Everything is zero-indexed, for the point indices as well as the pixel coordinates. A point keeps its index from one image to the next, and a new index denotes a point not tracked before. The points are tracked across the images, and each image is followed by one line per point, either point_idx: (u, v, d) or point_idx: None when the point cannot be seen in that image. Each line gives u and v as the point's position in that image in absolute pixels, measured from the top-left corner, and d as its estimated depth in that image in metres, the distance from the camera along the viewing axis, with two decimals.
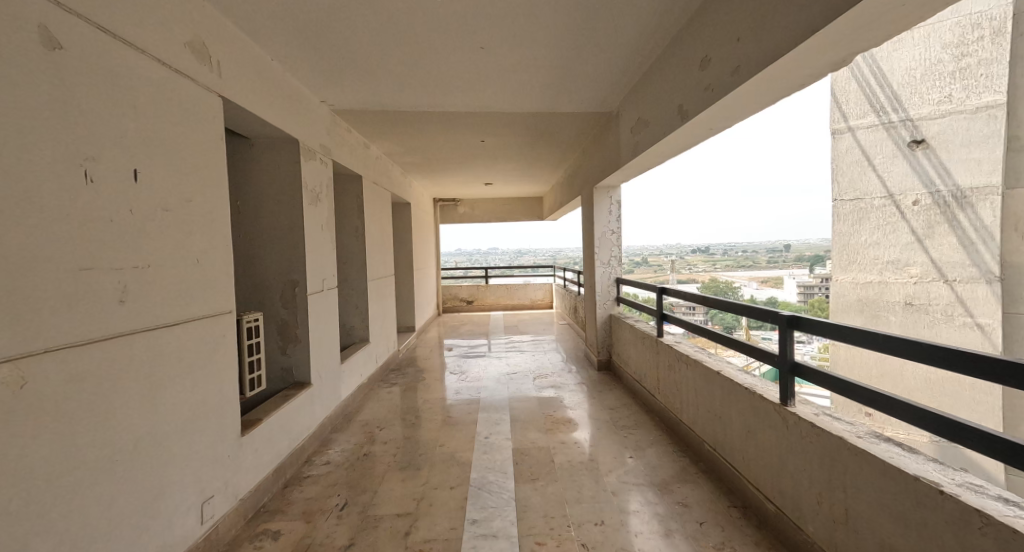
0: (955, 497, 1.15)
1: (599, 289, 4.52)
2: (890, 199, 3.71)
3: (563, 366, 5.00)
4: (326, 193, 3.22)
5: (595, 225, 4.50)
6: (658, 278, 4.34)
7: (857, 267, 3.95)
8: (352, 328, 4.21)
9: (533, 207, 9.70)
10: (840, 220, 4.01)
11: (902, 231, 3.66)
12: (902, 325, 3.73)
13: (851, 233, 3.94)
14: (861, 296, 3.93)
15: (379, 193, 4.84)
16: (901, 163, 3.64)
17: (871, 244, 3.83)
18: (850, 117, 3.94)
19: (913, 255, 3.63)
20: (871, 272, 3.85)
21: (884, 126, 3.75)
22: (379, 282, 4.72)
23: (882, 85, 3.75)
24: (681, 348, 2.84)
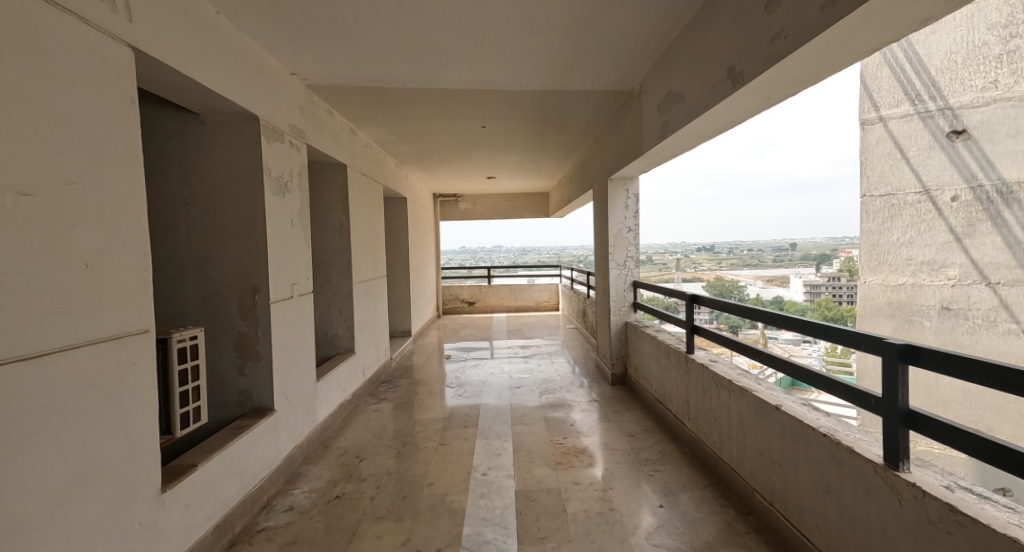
0: None
1: (613, 294, 4.04)
2: (926, 193, 3.56)
3: (571, 377, 4.53)
4: (297, 182, 2.75)
5: (609, 221, 4.02)
6: (663, 277, 3.99)
7: (888, 267, 3.82)
8: (336, 337, 3.76)
9: (540, 203, 9.26)
10: (869, 218, 3.94)
11: (938, 230, 3.50)
12: (937, 331, 3.55)
13: (881, 230, 3.85)
14: (892, 299, 3.81)
15: (369, 187, 4.38)
16: (939, 155, 3.48)
17: (904, 243, 3.69)
18: (881, 106, 3.86)
19: (950, 255, 3.44)
20: (905, 273, 3.72)
21: (920, 115, 3.60)
22: (368, 285, 4.26)
23: (918, 72, 3.61)
24: (718, 369, 2.36)
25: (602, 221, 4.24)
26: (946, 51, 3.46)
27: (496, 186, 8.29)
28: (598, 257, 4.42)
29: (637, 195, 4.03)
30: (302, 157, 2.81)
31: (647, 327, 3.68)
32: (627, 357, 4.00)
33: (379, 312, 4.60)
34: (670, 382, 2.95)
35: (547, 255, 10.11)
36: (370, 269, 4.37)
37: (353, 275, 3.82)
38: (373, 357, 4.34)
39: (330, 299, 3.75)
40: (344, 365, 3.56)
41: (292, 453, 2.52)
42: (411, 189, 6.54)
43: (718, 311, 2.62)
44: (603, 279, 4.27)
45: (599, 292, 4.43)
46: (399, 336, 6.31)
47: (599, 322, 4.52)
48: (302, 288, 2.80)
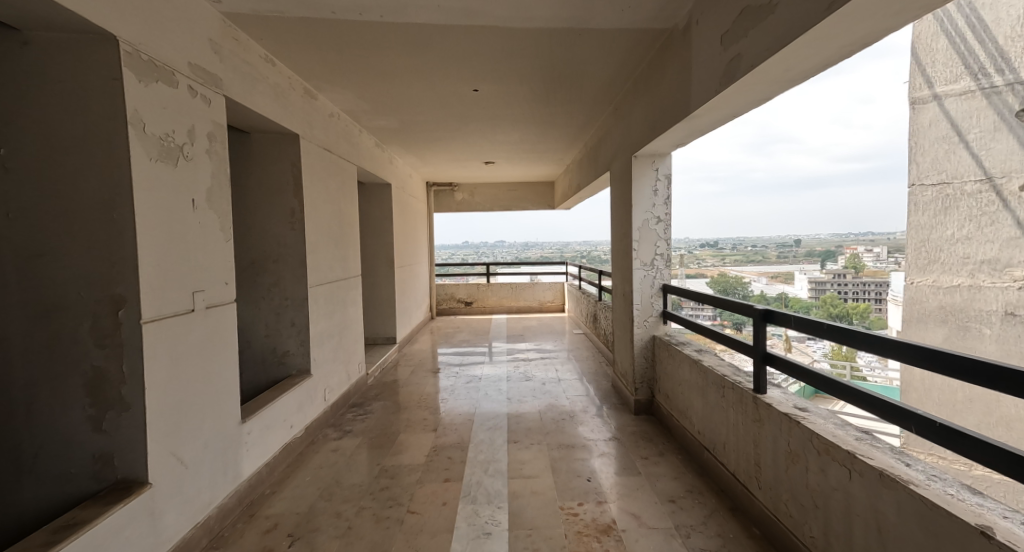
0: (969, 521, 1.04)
1: (637, 301, 3.24)
2: (989, 181, 2.82)
3: (583, 397, 3.77)
4: (205, 148, 1.95)
5: (634, 210, 3.21)
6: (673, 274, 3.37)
7: (938, 267, 3.07)
8: (287, 355, 2.99)
9: (547, 193, 8.43)
10: (918, 211, 3.18)
11: (1003, 223, 2.76)
12: (1001, 343, 2.79)
13: (931, 224, 3.08)
14: (943, 302, 3.05)
15: (336, 166, 3.60)
16: (1005, 137, 2.75)
17: (960, 239, 2.93)
18: (937, 82, 3.07)
19: (1018, 253, 2.71)
20: (959, 274, 2.97)
21: (985, 92, 2.84)
22: (333, 288, 3.48)
23: (981, 40, 2.86)
24: (826, 429, 1.53)
25: (624, 210, 3.43)
26: (1019, 14, 2.72)
27: (496, 174, 7.47)
28: (619, 255, 3.62)
29: (668, 177, 3.21)
30: (216, 113, 2.02)
31: (683, 345, 2.86)
32: (654, 380, 3.21)
33: (350, 320, 3.83)
34: (725, 425, 2.15)
35: (552, 251, 9.29)
36: (338, 268, 3.59)
37: (309, 276, 3.03)
38: (341, 376, 3.57)
39: (280, 306, 2.98)
40: (294, 393, 2.78)
41: (187, 538, 1.75)
42: (396, 175, 5.75)
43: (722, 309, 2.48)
44: (624, 280, 3.47)
45: (619, 297, 3.62)
46: (383, 344, 5.55)
47: (617, 334, 3.73)
48: (212, 298, 1.98)
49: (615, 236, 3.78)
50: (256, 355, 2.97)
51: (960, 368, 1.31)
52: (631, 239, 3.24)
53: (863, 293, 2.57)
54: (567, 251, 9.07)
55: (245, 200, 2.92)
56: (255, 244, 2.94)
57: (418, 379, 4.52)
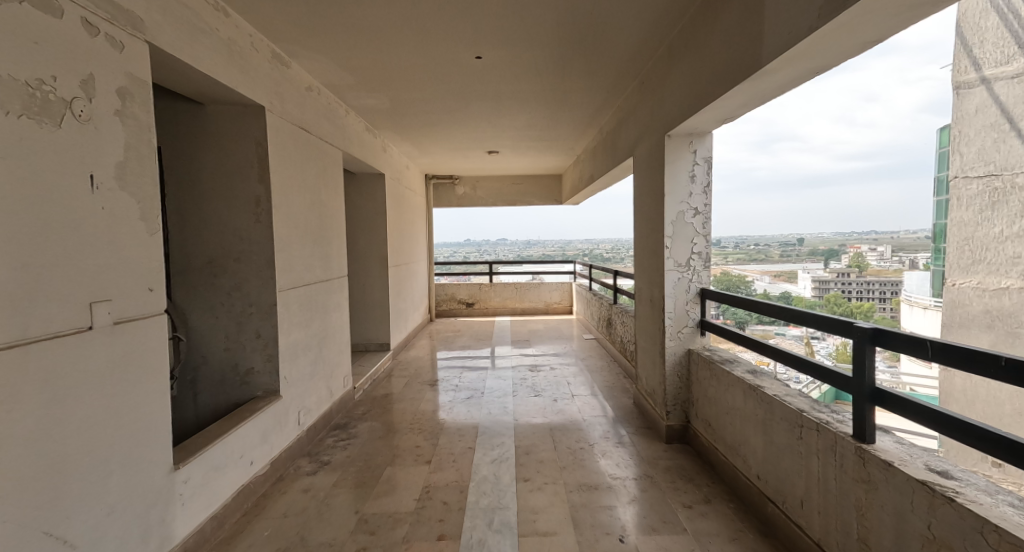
0: (963, 507, 1.07)
1: (669, 308, 2.73)
2: None
3: (600, 415, 3.28)
4: (113, 108, 1.44)
5: (666, 200, 2.70)
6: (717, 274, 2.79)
7: (985, 266, 2.67)
8: (251, 373, 2.49)
9: (553, 187, 7.92)
10: (962, 205, 2.78)
11: None
12: None
13: (976, 221, 2.70)
14: (989, 305, 2.66)
15: (316, 149, 3.09)
16: None
17: (1010, 238, 2.54)
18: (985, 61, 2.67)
19: None
20: (1008, 275, 2.57)
21: None
22: (311, 292, 2.98)
23: None
24: (1014, 520, 1.01)
25: (654, 200, 2.92)
26: None
27: (499, 166, 6.97)
28: (646, 254, 3.11)
29: (708, 160, 2.70)
30: (131, 62, 1.50)
31: (730, 362, 2.35)
32: (690, 402, 2.71)
33: (332, 328, 3.33)
34: (801, 475, 1.66)
35: (558, 249, 8.79)
36: (317, 268, 3.09)
37: (278, 277, 2.53)
38: (321, 394, 3.07)
39: (243, 314, 2.48)
40: (257, 421, 2.28)
41: None
42: (390, 165, 5.25)
43: (725, 308, 2.55)
44: (652, 284, 2.96)
45: (645, 304, 3.12)
46: (376, 351, 5.05)
47: (643, 346, 3.23)
48: (123, 311, 1.46)
49: (641, 232, 3.28)
50: (213, 374, 2.47)
51: (909, 344, 1.32)
52: (663, 235, 2.74)
53: (867, 293, 2.57)
54: (575, 249, 8.55)
55: (200, 186, 2.41)
56: (213, 240, 2.44)
57: (412, 392, 4.02)
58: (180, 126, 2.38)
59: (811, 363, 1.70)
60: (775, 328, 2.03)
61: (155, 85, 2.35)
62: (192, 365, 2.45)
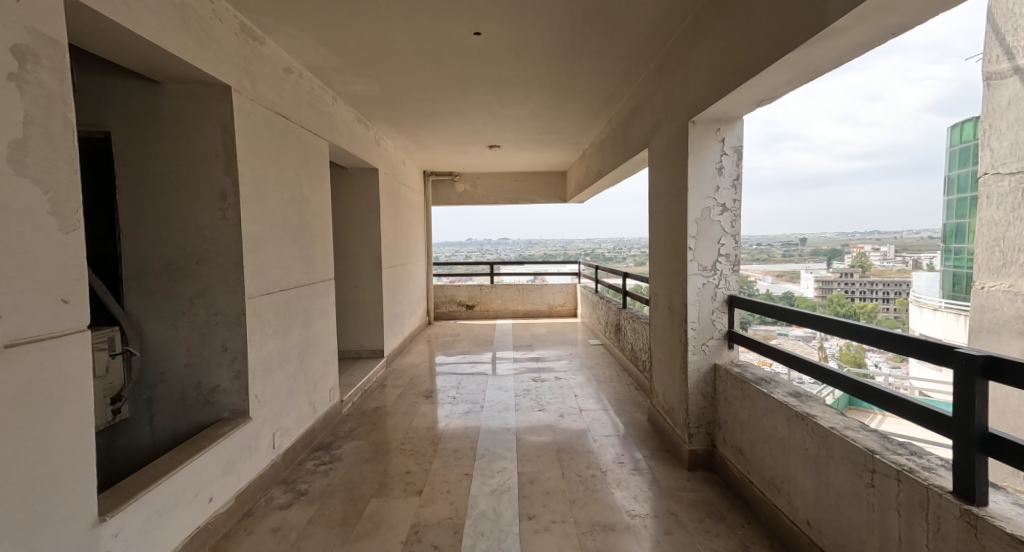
0: (973, 511, 1.06)
1: (693, 317, 2.41)
2: None
3: (612, 433, 2.97)
4: (5, 71, 1.13)
5: (690, 196, 2.38)
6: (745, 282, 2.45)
7: None
8: (215, 392, 2.17)
9: (556, 184, 7.60)
10: None
11: None
12: None
13: None
14: None
15: (296, 138, 2.78)
16: None
17: None
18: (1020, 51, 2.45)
19: None
20: None
21: None
22: (288, 298, 2.67)
23: None
24: None
25: (675, 194, 2.59)
26: None
27: (500, 161, 6.65)
28: (664, 256, 2.79)
29: (737, 150, 2.38)
30: (31, 13, 1.18)
31: (766, 382, 2.04)
32: (716, 424, 2.40)
33: (315, 337, 3.01)
34: (872, 533, 1.34)
35: (562, 249, 8.47)
36: (296, 271, 2.77)
37: (248, 283, 2.22)
38: (301, 411, 2.76)
39: (207, 325, 2.16)
40: (220, 449, 1.97)
41: None
42: (384, 159, 4.93)
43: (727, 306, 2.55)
44: (673, 289, 2.63)
45: (663, 312, 2.80)
46: (369, 358, 4.74)
47: (660, 359, 2.91)
48: (19, 329, 1.16)
49: (657, 232, 2.96)
50: (173, 393, 2.15)
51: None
52: (686, 235, 2.42)
53: (869, 293, 2.64)
54: (578, 249, 8.25)
55: (156, 177, 2.09)
56: (171, 240, 2.12)
57: (405, 404, 3.70)
58: (133, 108, 2.06)
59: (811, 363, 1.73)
60: (777, 328, 2.06)
61: (102, 61, 2.02)
62: (147, 383, 2.13)
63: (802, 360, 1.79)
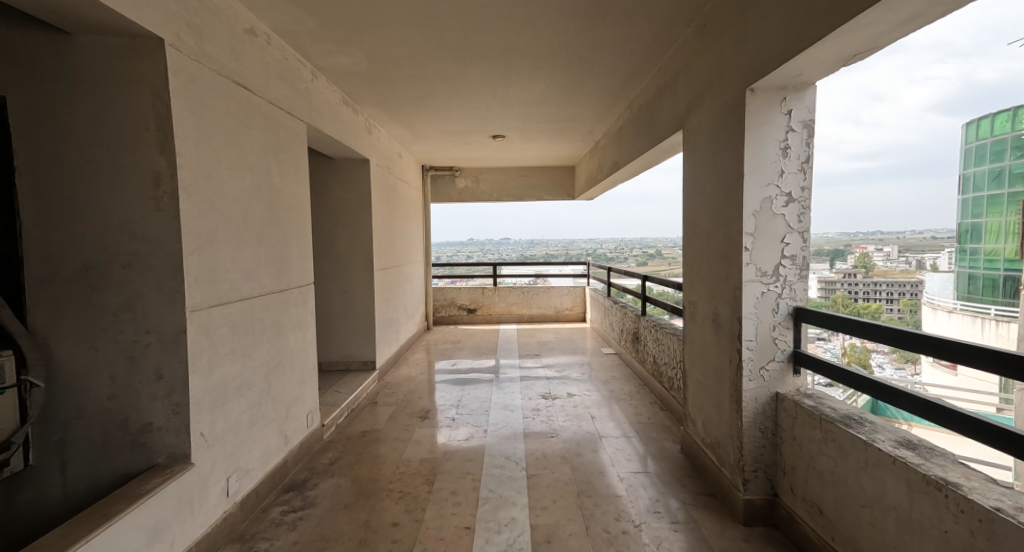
0: (993, 511, 1.07)
1: (749, 334, 1.94)
2: None
3: (641, 469, 2.50)
4: None
5: (747, 182, 1.91)
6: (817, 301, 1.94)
7: None
8: (146, 432, 1.70)
9: (564, 180, 7.13)
10: None
11: None
12: None
13: None
14: None
15: (263, 116, 2.31)
16: None
17: None
18: None
19: None
20: None
21: None
22: (252, 309, 2.20)
23: None
24: None
25: (724, 181, 2.11)
26: None
27: (504, 154, 6.18)
28: (706, 258, 2.32)
29: (807, 125, 1.90)
30: None
31: (857, 423, 1.56)
32: (779, 469, 1.92)
33: (286, 353, 2.54)
34: None
35: (563, 248, 8.00)
36: (262, 276, 2.30)
37: (191, 292, 1.75)
38: (267, 445, 2.29)
39: (137, 346, 1.69)
40: (145, 513, 1.51)
41: None
42: (376, 150, 4.47)
43: None
44: (721, 299, 2.16)
45: (706, 325, 2.32)
46: (359, 371, 4.27)
47: (699, 381, 2.43)
48: None
49: (695, 229, 2.48)
50: (92, 434, 1.68)
51: None
52: (740, 232, 1.95)
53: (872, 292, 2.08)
54: (585, 249, 7.78)
55: (67, 157, 1.62)
56: (89, 238, 1.65)
57: (398, 426, 3.23)
58: (38, 68, 1.60)
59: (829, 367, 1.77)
60: None
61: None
62: (58, 421, 1.66)
63: (822, 365, 1.79)
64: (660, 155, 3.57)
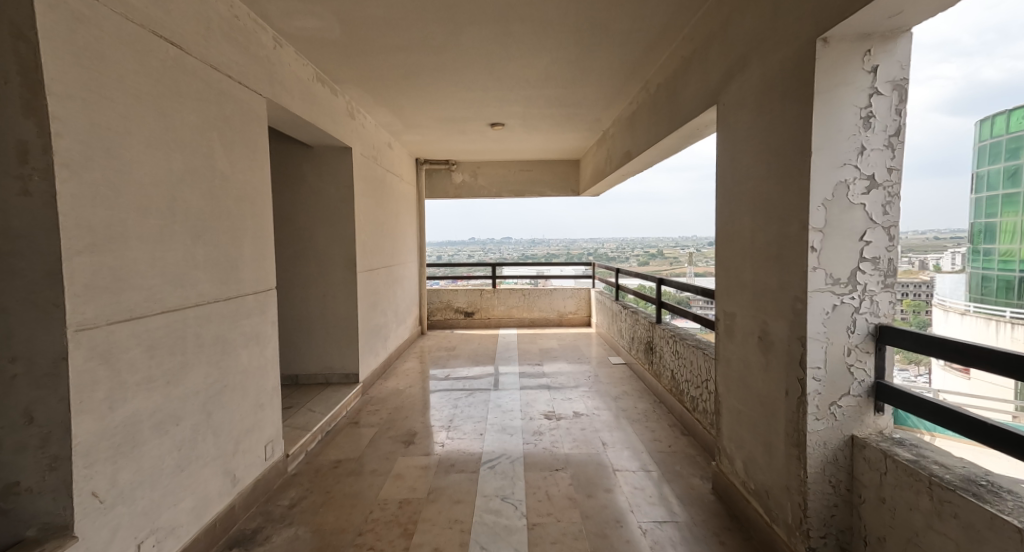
0: None
1: (816, 360, 1.50)
2: None
3: (666, 518, 2.06)
4: None
5: (815, 162, 1.47)
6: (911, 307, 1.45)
7: None
8: (13, 494, 1.27)
9: (568, 174, 6.68)
10: None
11: None
12: None
13: None
14: None
15: (201, 83, 1.88)
16: None
17: None
18: None
19: None
20: None
21: None
22: (183, 323, 1.76)
23: None
24: None
25: (778, 163, 1.67)
26: None
27: (504, 146, 5.74)
28: (751, 261, 1.87)
29: (900, 85, 1.43)
30: None
31: (992, 495, 1.11)
32: (857, 537, 1.47)
33: (236, 374, 2.11)
34: None
35: (563, 248, 7.57)
36: (199, 281, 1.87)
37: (79, 305, 1.32)
38: (204, 492, 1.85)
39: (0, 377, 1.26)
40: None
41: None
42: (360, 137, 4.04)
43: None
44: (774, 312, 1.71)
45: (751, 343, 1.87)
46: (341, 384, 3.85)
47: (739, 411, 1.99)
48: None
49: (734, 224, 2.04)
50: None
51: None
52: (805, 227, 1.51)
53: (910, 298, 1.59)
54: (587, 249, 7.37)
55: None
56: None
57: (377, 454, 2.79)
58: None
59: (887, 388, 1.45)
60: None
61: None
62: None
63: (880, 387, 1.47)
64: (679, 141, 3.13)
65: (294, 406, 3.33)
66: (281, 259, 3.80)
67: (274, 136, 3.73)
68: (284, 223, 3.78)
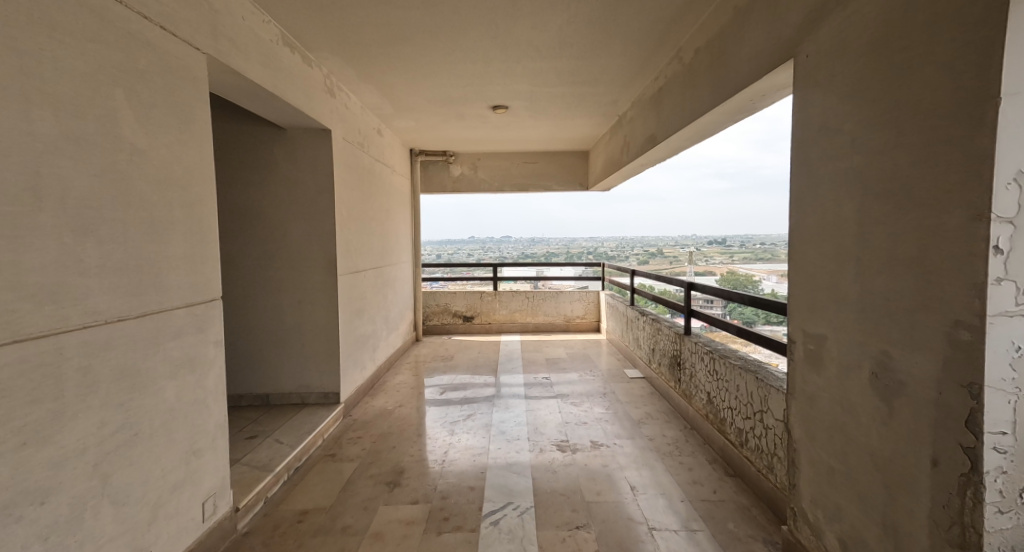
0: None
1: (1000, 421, 0.99)
2: None
3: None
4: None
5: (1005, 117, 0.96)
6: None
7: None
8: None
9: (577, 167, 6.15)
10: None
11: None
12: None
13: None
14: None
15: (94, 18, 1.36)
16: None
17: None
18: None
19: None
20: None
21: None
22: (55, 357, 1.23)
23: None
24: None
25: (919, 126, 1.15)
26: None
27: (507, 135, 5.21)
28: (859, 268, 1.36)
29: None
30: None
31: None
32: None
33: (157, 415, 1.59)
34: None
35: (563, 247, 7.05)
36: (90, 294, 1.35)
37: None
38: None
39: None
40: None
41: None
42: (343, 119, 3.51)
43: None
44: (908, 342, 1.18)
45: (857, 382, 1.35)
46: (319, 405, 3.32)
47: (832, 470, 1.47)
48: None
49: (823, 216, 1.51)
50: None
51: None
52: (980, 219, 1.00)
53: None
54: (591, 247, 6.88)
55: None
56: None
57: (353, 503, 2.27)
58: None
59: None
60: None
61: None
62: None
63: None
64: (721, 118, 2.60)
65: (259, 435, 2.80)
66: (249, 260, 3.26)
67: (240, 116, 3.19)
68: (252, 218, 3.24)
